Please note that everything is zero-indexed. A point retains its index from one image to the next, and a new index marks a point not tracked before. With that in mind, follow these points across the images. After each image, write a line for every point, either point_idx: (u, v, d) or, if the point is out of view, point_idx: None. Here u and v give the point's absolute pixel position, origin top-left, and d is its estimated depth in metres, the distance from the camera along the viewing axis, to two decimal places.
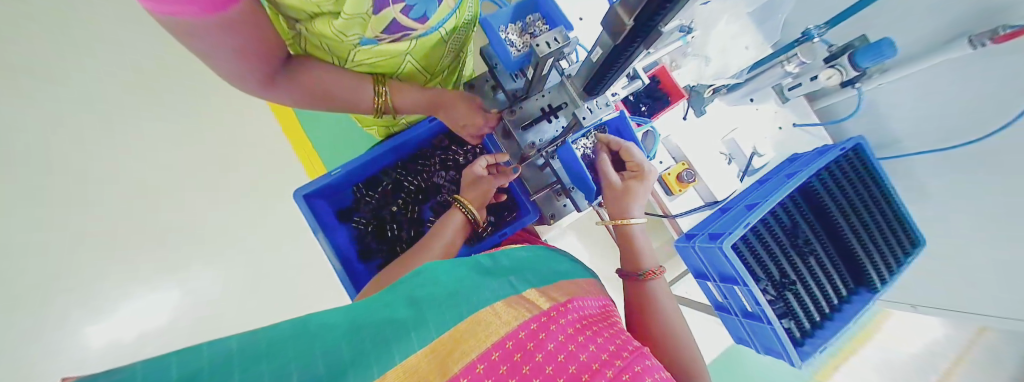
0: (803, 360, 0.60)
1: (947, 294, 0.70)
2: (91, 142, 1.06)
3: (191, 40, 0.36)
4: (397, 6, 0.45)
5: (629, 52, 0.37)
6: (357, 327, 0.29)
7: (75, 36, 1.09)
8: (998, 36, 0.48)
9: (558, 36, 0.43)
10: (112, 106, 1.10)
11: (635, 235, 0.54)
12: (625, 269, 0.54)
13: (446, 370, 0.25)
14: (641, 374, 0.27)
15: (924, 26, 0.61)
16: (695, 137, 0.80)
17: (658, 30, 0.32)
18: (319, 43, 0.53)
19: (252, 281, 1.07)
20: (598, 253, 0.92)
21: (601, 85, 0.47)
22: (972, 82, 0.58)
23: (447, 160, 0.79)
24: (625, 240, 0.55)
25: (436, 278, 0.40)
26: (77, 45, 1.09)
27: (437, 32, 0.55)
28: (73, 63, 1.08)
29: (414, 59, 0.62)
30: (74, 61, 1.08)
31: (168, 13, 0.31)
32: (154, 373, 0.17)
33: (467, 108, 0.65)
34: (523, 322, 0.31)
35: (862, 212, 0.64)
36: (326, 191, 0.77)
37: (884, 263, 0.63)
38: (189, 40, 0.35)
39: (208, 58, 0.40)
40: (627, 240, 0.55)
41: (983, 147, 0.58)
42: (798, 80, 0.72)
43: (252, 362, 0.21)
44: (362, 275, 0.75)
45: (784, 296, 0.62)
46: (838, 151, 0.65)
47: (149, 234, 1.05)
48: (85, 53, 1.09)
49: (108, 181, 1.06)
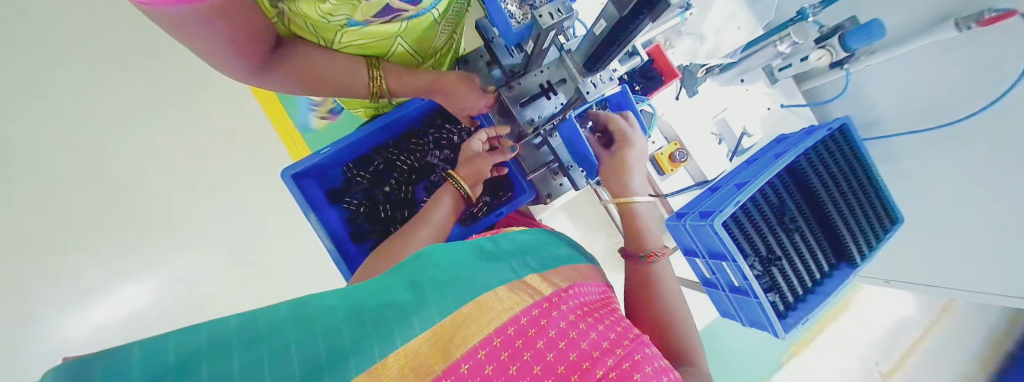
0: (786, 331, 0.63)
1: (922, 272, 0.75)
2: (57, 123, 1.00)
3: (163, 18, 0.33)
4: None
5: (634, 25, 0.36)
6: (356, 309, 0.28)
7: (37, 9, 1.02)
8: (983, 19, 0.50)
9: (560, 8, 0.41)
10: (81, 84, 1.03)
11: (639, 214, 0.55)
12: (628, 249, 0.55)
13: (448, 354, 0.25)
14: (641, 363, 0.28)
15: (913, 7, 0.62)
16: (687, 118, 0.80)
17: (666, 2, 0.31)
18: (304, 24, 0.49)
19: (239, 266, 1.04)
20: (590, 234, 0.93)
21: (601, 62, 0.48)
22: (955, 66, 0.60)
23: (441, 140, 0.78)
24: (630, 220, 0.55)
25: (436, 260, 0.39)
26: (29, 20, 1.01)
27: (430, 13, 0.53)
28: (31, 41, 1.01)
29: (406, 41, 0.59)
30: (37, 34, 1.01)
31: (142, 3, 0.29)
32: (147, 358, 0.16)
33: (465, 87, 0.61)
34: (526, 306, 0.31)
35: (846, 190, 0.67)
36: (315, 171, 0.75)
37: (864, 239, 0.66)
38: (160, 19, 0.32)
39: (180, 36, 0.36)
40: (631, 221, 0.55)
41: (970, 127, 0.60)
42: (787, 61, 0.72)
43: (251, 342, 0.20)
44: (355, 256, 0.74)
45: (770, 272, 0.64)
46: (826, 131, 0.67)
47: (127, 219, 1.00)
48: (47, 26, 1.02)
49: (78, 162, 0.99)
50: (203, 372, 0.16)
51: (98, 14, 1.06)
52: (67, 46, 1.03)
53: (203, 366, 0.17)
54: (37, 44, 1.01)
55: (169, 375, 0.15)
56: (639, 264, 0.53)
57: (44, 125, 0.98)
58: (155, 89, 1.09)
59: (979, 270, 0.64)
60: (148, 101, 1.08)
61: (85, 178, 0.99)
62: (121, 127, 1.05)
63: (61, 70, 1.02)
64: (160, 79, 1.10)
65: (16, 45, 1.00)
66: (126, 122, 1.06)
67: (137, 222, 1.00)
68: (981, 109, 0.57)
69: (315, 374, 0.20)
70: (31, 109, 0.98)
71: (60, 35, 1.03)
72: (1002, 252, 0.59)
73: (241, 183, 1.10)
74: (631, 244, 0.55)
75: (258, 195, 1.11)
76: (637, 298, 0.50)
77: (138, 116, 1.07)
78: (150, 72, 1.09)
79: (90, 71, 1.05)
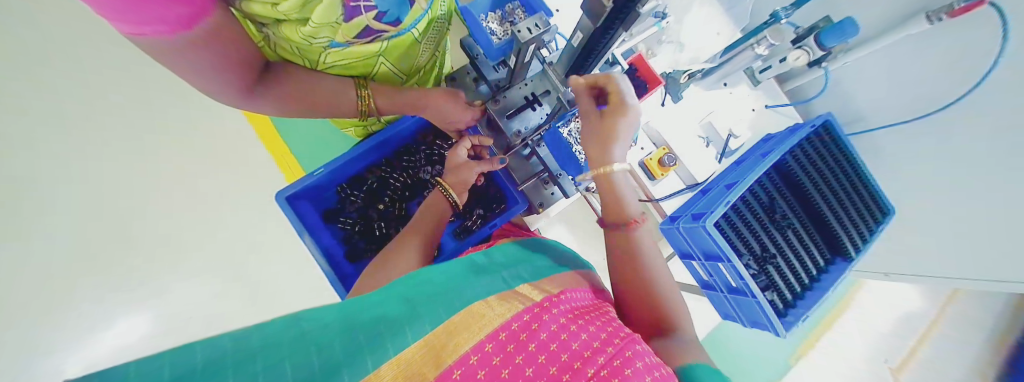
0: (787, 329, 0.63)
1: (917, 263, 0.76)
2: (58, 166, 1.02)
3: (165, 50, 0.35)
4: (369, 15, 0.45)
5: (610, 35, 0.38)
6: (349, 324, 0.28)
7: (42, 59, 1.06)
8: (953, 10, 0.52)
9: (538, 23, 0.43)
10: (85, 126, 1.06)
11: (618, 183, 0.50)
12: (606, 219, 0.52)
13: (439, 363, 0.24)
14: (633, 360, 0.27)
15: (883, 4, 0.65)
16: (673, 123, 0.81)
17: (637, 11, 0.32)
18: (289, 47, 0.51)
19: (236, 294, 1.03)
20: (588, 243, 0.93)
21: (585, 69, 0.49)
22: (929, 61, 0.63)
23: (432, 155, 0.79)
24: (608, 189, 0.50)
25: (426, 275, 0.39)
26: (32, 69, 1.05)
27: (410, 32, 0.55)
28: (34, 89, 1.05)
29: (388, 61, 0.61)
30: (42, 86, 1.05)
31: (134, 33, 0.31)
32: (146, 372, 0.16)
33: (451, 102, 0.63)
34: (516, 313, 0.31)
35: (834, 184, 0.68)
36: (310, 193, 0.76)
37: (856, 232, 0.67)
38: (162, 51, 0.34)
39: (169, 65, 0.38)
40: (610, 190, 0.50)
41: (955, 115, 0.61)
42: (767, 63, 0.75)
43: (245, 359, 0.20)
44: (351, 275, 0.74)
45: (766, 270, 0.65)
46: (810, 128, 0.69)
47: (131, 256, 1.01)
48: (51, 78, 1.06)
49: (83, 203, 1.01)
50: None
51: (91, 56, 1.09)
52: (68, 89, 1.06)
53: None
54: (45, 91, 1.05)
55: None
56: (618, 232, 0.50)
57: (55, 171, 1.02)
58: (148, 124, 1.10)
59: (976, 261, 0.64)
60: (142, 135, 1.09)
61: (90, 220, 1.01)
62: (124, 166, 1.06)
63: (60, 115, 1.05)
64: (150, 113, 1.10)
65: (22, 96, 1.04)
66: (119, 159, 1.06)
67: (140, 259, 1.01)
68: (965, 95, 0.59)
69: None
70: (43, 158, 1.02)
71: (62, 86, 1.07)
72: (1001, 244, 0.59)
73: (232, 211, 1.09)
74: (607, 213, 0.51)
75: (252, 220, 1.10)
76: (626, 272, 0.46)
77: (131, 151, 1.08)
78: (140, 107, 1.10)
79: (87, 111, 1.07)
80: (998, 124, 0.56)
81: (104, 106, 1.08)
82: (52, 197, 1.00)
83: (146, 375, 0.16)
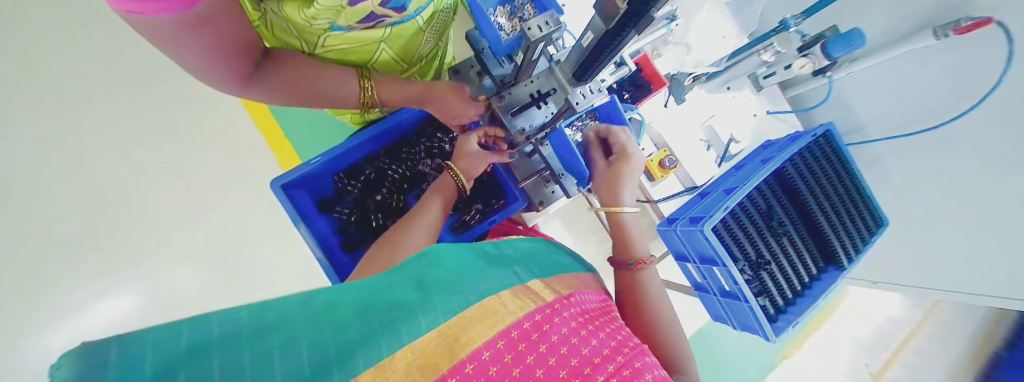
0: (777, 335, 0.64)
1: (902, 274, 0.77)
2: (50, 140, 1.01)
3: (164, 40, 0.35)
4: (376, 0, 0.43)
5: (619, 39, 0.38)
6: (363, 305, 0.28)
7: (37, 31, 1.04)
8: (960, 27, 0.54)
9: (549, 20, 0.42)
10: (81, 99, 1.05)
11: (626, 223, 0.54)
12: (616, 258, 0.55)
13: (453, 353, 0.24)
14: (641, 371, 0.28)
15: (891, 15, 0.65)
16: (675, 125, 0.81)
17: (650, 14, 0.31)
18: (286, 26, 0.50)
19: (227, 276, 1.03)
20: (585, 241, 0.93)
21: (589, 73, 0.49)
22: (929, 76, 0.64)
23: (432, 148, 0.78)
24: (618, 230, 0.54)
25: (440, 260, 0.39)
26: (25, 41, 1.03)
27: (414, 20, 0.53)
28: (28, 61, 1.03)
29: (390, 48, 0.60)
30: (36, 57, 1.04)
31: (135, 12, 0.29)
32: (163, 345, 0.16)
33: (456, 98, 0.62)
34: (529, 312, 0.30)
35: (831, 193, 0.69)
36: (306, 181, 0.74)
37: (850, 242, 0.68)
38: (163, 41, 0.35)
39: (175, 56, 0.38)
40: (620, 231, 0.55)
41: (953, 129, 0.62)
42: (773, 69, 0.74)
43: (262, 334, 0.20)
44: (346, 265, 0.73)
45: (759, 276, 0.66)
46: (811, 137, 0.69)
47: (119, 235, 0.99)
48: (45, 51, 1.04)
49: (73, 177, 1.00)
50: (216, 366, 0.17)
51: (86, 30, 1.06)
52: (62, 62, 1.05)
53: (215, 358, 0.17)
54: (42, 62, 1.04)
55: (182, 362, 0.15)
56: (627, 270, 0.52)
57: (48, 143, 1.01)
58: (143, 101, 1.09)
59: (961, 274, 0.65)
60: (137, 113, 1.08)
61: (82, 197, 0.99)
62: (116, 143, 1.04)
63: (54, 88, 1.04)
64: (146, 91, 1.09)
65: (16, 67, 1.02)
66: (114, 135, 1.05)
67: (131, 239, 1.00)
68: (960, 116, 0.60)
69: (322, 370, 0.20)
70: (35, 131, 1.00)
71: (57, 58, 1.05)
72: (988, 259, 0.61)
73: (226, 194, 1.08)
74: (619, 253, 0.54)
75: (246, 204, 1.08)
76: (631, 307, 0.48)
77: (125, 128, 1.06)
78: (138, 84, 1.09)
79: (81, 85, 1.05)
80: (993, 141, 0.57)
81: (97, 82, 1.06)
82: (43, 171, 0.99)
83: (164, 347, 0.16)
